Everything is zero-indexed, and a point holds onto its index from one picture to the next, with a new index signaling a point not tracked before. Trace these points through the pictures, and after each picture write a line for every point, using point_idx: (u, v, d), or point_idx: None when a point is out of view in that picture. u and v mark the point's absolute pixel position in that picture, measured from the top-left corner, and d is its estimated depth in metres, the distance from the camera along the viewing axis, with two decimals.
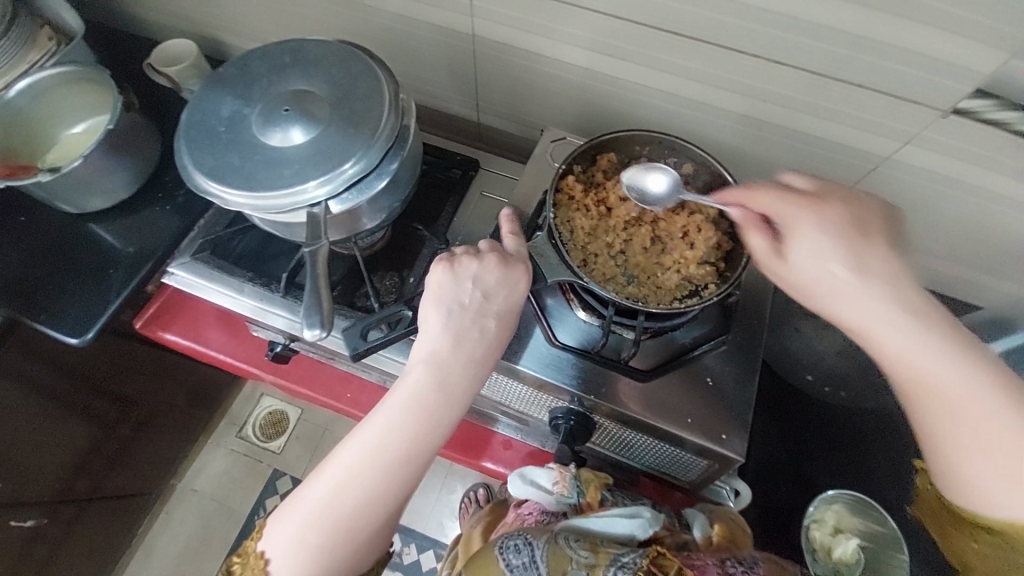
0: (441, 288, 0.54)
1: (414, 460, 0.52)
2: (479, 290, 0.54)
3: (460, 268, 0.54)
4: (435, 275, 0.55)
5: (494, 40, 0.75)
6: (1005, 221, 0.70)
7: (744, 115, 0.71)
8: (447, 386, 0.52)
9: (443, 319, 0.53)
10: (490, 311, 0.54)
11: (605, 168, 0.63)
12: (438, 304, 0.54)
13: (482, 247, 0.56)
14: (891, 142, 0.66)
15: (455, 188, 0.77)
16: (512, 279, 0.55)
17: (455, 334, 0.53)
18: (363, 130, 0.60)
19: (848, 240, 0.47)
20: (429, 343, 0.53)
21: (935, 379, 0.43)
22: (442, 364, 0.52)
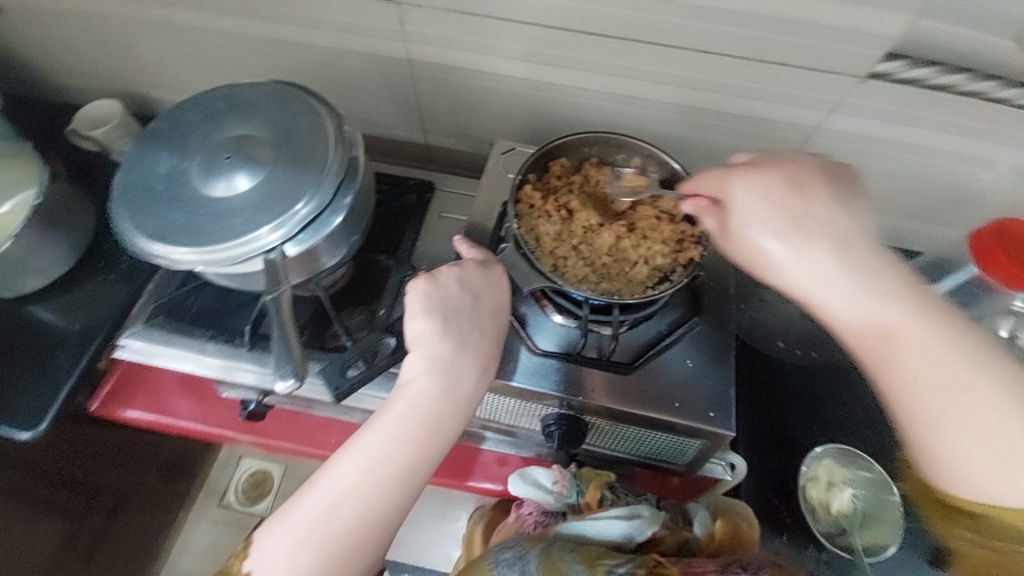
0: (429, 299, 0.54)
1: (415, 477, 0.51)
2: (469, 298, 0.55)
3: (444, 277, 0.55)
4: (420, 286, 0.54)
5: (431, 62, 0.75)
6: (935, 171, 0.75)
7: (682, 105, 0.73)
8: (447, 399, 0.52)
9: (436, 330, 0.53)
10: (480, 317, 0.55)
11: (558, 174, 0.65)
12: (430, 316, 0.53)
13: (464, 261, 0.57)
14: (820, 113, 0.70)
15: (412, 214, 0.77)
16: (494, 282, 0.56)
17: (449, 344, 0.53)
18: (310, 168, 0.59)
19: (808, 221, 0.52)
20: (424, 353, 0.53)
21: (904, 354, 0.49)
22: (440, 374, 0.52)
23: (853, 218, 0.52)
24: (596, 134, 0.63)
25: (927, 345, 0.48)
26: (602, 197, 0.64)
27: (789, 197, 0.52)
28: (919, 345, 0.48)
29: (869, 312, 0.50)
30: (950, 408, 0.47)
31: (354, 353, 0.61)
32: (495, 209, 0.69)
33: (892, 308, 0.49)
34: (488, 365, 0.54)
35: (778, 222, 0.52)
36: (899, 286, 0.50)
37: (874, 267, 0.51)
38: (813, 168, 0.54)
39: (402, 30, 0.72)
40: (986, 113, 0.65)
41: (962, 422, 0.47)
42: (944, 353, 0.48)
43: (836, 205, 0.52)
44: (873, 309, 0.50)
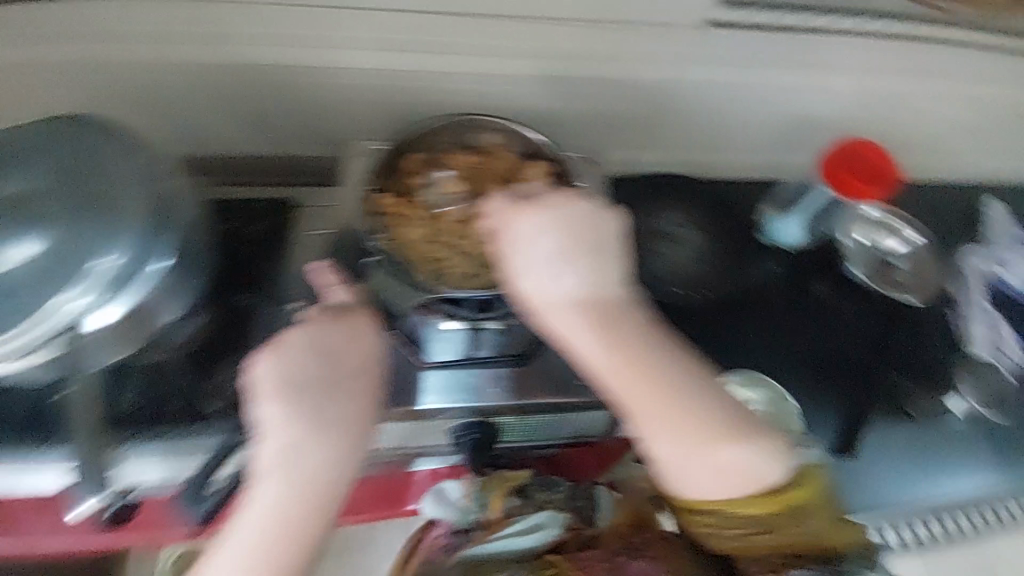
0: (276, 376, 0.51)
1: (299, 553, 0.50)
2: (322, 362, 0.52)
3: (287, 349, 0.51)
4: (262, 367, 0.51)
5: (265, 63, 0.68)
6: (772, 104, 0.83)
7: (538, 77, 0.72)
8: (318, 474, 0.51)
9: (291, 403, 0.51)
10: (340, 379, 0.52)
11: (415, 169, 0.60)
12: (281, 390, 0.51)
13: (312, 313, 0.54)
14: (663, 65, 0.75)
15: (272, 240, 0.69)
16: (350, 335, 0.53)
17: (308, 412, 0.51)
18: (115, 212, 0.50)
19: (575, 256, 0.52)
20: (282, 434, 0.51)
21: (646, 375, 0.52)
22: (304, 450, 0.51)
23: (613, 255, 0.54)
24: (447, 121, 0.61)
25: (660, 373, 0.52)
26: (468, 183, 0.60)
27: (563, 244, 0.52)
28: (655, 372, 0.52)
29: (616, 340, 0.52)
30: (677, 425, 0.52)
31: (239, 435, 0.55)
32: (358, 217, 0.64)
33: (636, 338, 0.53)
34: (358, 420, 0.52)
35: (547, 255, 0.52)
36: (643, 325, 0.54)
37: (624, 304, 0.54)
38: (595, 214, 0.53)
39: (231, 32, 0.66)
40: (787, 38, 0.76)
41: (681, 437, 0.52)
42: (671, 381, 0.52)
43: (599, 241, 0.53)
44: (620, 338, 0.52)
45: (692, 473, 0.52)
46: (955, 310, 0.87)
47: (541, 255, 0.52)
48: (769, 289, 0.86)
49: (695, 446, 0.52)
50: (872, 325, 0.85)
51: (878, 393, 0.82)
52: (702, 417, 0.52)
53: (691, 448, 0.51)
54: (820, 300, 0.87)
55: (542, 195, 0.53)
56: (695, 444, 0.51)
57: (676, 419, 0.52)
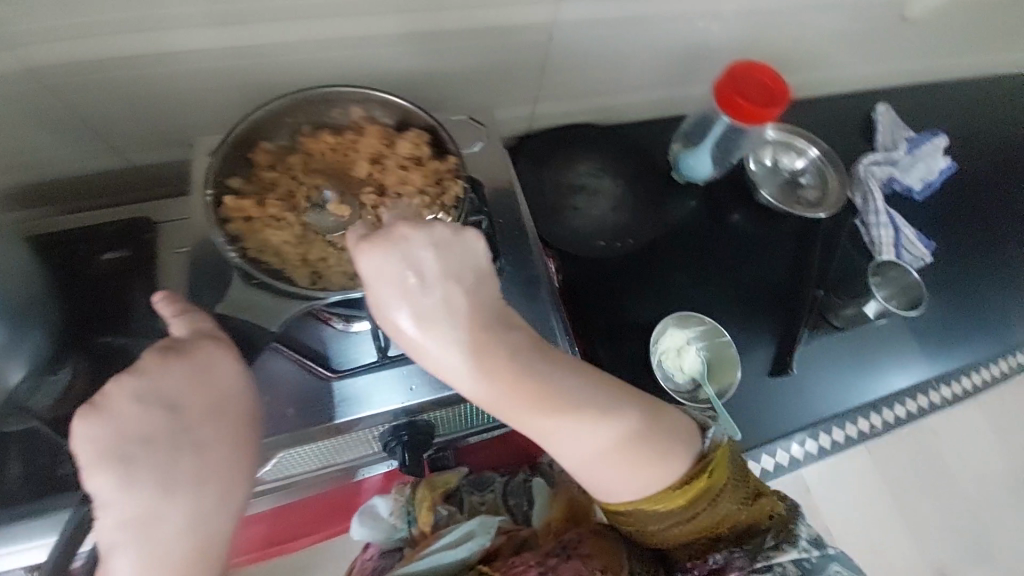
0: (102, 439, 0.37)
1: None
2: (163, 413, 0.38)
3: (113, 402, 0.37)
4: (82, 429, 0.37)
5: (64, 65, 0.55)
6: (672, 36, 0.78)
7: (408, 33, 0.63)
8: (177, 560, 0.38)
9: (122, 480, 0.36)
10: (195, 431, 0.39)
11: (268, 163, 0.53)
12: (108, 465, 0.36)
13: (146, 353, 0.40)
14: (550, 6, 0.66)
15: (136, 267, 0.60)
16: (202, 372, 0.40)
17: (150, 488, 0.37)
18: None
19: (433, 294, 0.41)
20: (116, 515, 0.36)
21: (538, 418, 0.43)
22: (152, 532, 0.37)
23: (480, 283, 0.43)
24: (291, 97, 0.53)
25: (561, 409, 0.43)
26: (337, 167, 0.55)
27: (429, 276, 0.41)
28: (549, 413, 0.43)
29: (499, 387, 0.42)
30: (583, 460, 0.44)
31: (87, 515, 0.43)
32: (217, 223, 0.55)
33: (521, 382, 0.42)
34: (231, 480, 0.40)
35: (399, 301, 0.41)
36: (545, 351, 0.44)
37: (503, 337, 0.43)
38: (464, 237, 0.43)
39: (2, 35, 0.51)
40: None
41: (593, 469, 0.45)
42: (572, 416, 0.43)
43: (459, 273, 0.42)
44: (505, 383, 0.42)
45: (612, 498, 0.47)
46: (862, 222, 0.91)
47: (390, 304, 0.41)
48: (688, 228, 0.86)
49: (608, 476, 0.45)
50: (789, 246, 0.87)
51: (807, 312, 0.83)
52: (610, 447, 0.44)
53: (605, 479, 0.45)
54: (737, 230, 0.88)
55: (386, 225, 0.42)
56: (608, 475, 0.45)
57: (583, 454, 0.44)
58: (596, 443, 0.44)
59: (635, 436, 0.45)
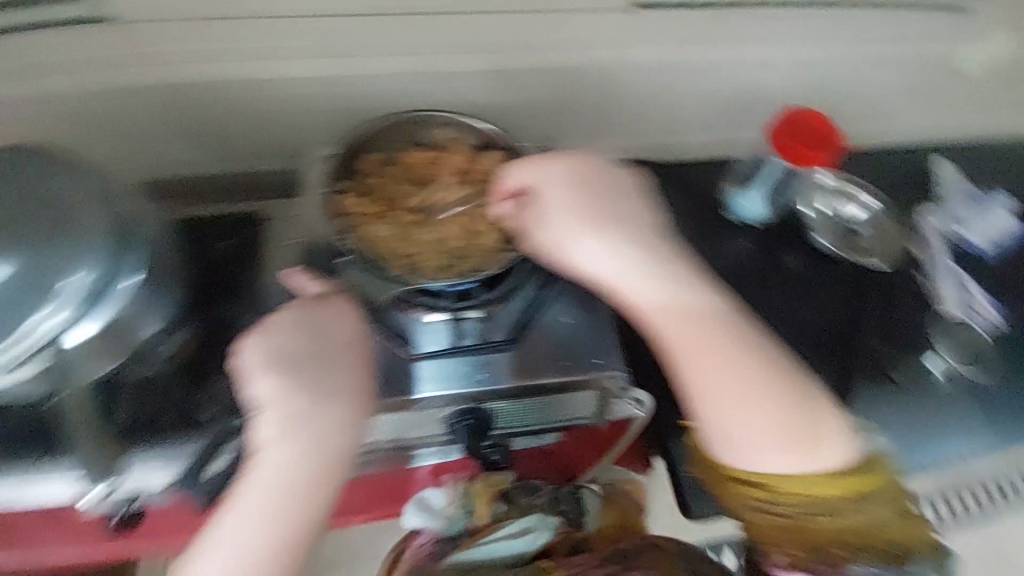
0: (272, 352, 0.51)
1: (297, 534, 0.49)
2: (313, 339, 0.52)
3: (277, 329, 0.52)
4: (256, 346, 0.51)
5: (206, 82, 0.68)
6: (720, 82, 0.84)
7: (492, 71, 0.73)
8: (317, 448, 0.50)
9: (283, 382, 0.50)
10: (334, 355, 0.52)
11: (371, 171, 0.62)
12: (273, 370, 0.50)
13: (297, 301, 0.54)
14: (610, 49, 0.75)
15: (247, 253, 0.70)
16: (335, 317, 0.53)
17: (306, 391, 0.51)
18: (71, 232, 0.49)
19: (609, 231, 0.55)
20: (282, 407, 0.50)
21: (686, 337, 0.54)
22: (306, 423, 0.50)
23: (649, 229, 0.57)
24: (394, 117, 0.62)
25: (702, 339, 0.54)
26: (425, 177, 0.63)
27: (591, 193, 0.56)
28: (693, 335, 0.54)
29: (660, 308, 0.55)
30: (714, 390, 0.53)
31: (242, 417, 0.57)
32: (315, 215, 0.62)
33: (681, 305, 0.55)
34: (357, 399, 0.53)
35: (583, 233, 0.55)
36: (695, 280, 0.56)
37: (650, 253, 0.55)
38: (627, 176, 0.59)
39: (160, 50, 0.65)
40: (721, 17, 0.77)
41: (724, 402, 0.53)
42: (717, 342, 0.54)
43: (633, 220, 0.56)
44: (664, 306, 0.55)
45: (735, 441, 0.53)
46: (921, 274, 0.86)
47: (572, 239, 0.55)
48: (746, 260, 0.85)
49: (741, 413, 0.53)
50: (845, 292, 0.84)
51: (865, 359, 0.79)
52: (749, 378, 0.53)
53: (735, 416, 0.53)
54: (795, 268, 0.86)
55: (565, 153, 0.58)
56: (739, 412, 0.53)
57: (720, 386, 0.53)
58: (736, 376, 0.53)
59: (771, 377, 0.54)
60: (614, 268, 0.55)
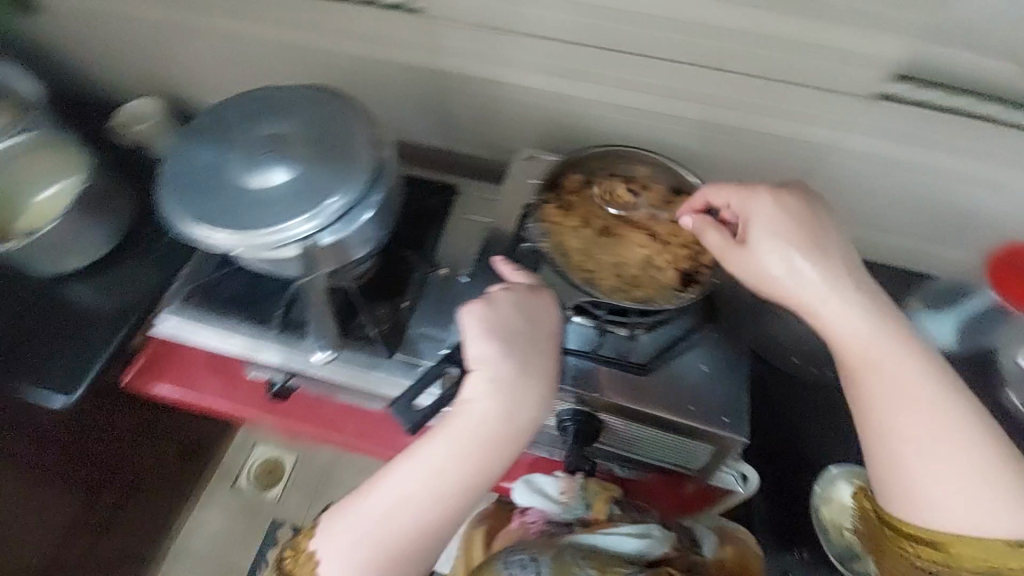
0: (490, 323, 0.56)
1: (473, 490, 0.55)
2: (527, 321, 0.57)
3: (498, 304, 0.57)
4: (476, 312, 0.56)
5: (457, 73, 0.82)
6: (950, 194, 0.76)
7: (702, 121, 0.77)
8: (507, 418, 0.55)
9: (497, 354, 0.55)
10: (540, 339, 0.57)
11: (572, 190, 0.71)
12: (491, 340, 0.55)
13: (514, 284, 0.59)
14: (832, 130, 0.73)
15: (437, 215, 0.82)
16: (545, 306, 0.58)
17: (511, 364, 0.55)
18: (344, 164, 0.63)
19: (819, 247, 0.55)
20: (489, 372, 0.55)
21: (880, 369, 0.53)
22: (504, 393, 0.54)
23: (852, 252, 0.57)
24: (603, 149, 0.70)
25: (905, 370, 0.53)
26: (614, 206, 0.70)
27: (802, 221, 0.56)
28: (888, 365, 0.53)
29: (865, 337, 0.54)
30: (907, 427, 0.52)
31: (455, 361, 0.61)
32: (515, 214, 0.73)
33: (884, 335, 0.54)
34: (548, 385, 0.57)
35: (789, 249, 0.55)
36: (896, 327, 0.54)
37: (856, 290, 0.55)
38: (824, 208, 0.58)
39: (430, 42, 0.79)
40: (981, 133, 0.68)
41: (915, 441, 0.51)
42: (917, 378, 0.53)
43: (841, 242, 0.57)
44: (870, 335, 0.54)
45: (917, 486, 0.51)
46: None
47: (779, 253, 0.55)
48: None
49: (930, 455, 0.51)
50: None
51: None
52: (944, 423, 0.51)
53: (922, 457, 0.51)
54: None
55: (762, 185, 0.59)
56: (928, 452, 0.51)
57: (914, 423, 0.52)
58: (928, 415, 0.52)
59: (964, 421, 0.52)
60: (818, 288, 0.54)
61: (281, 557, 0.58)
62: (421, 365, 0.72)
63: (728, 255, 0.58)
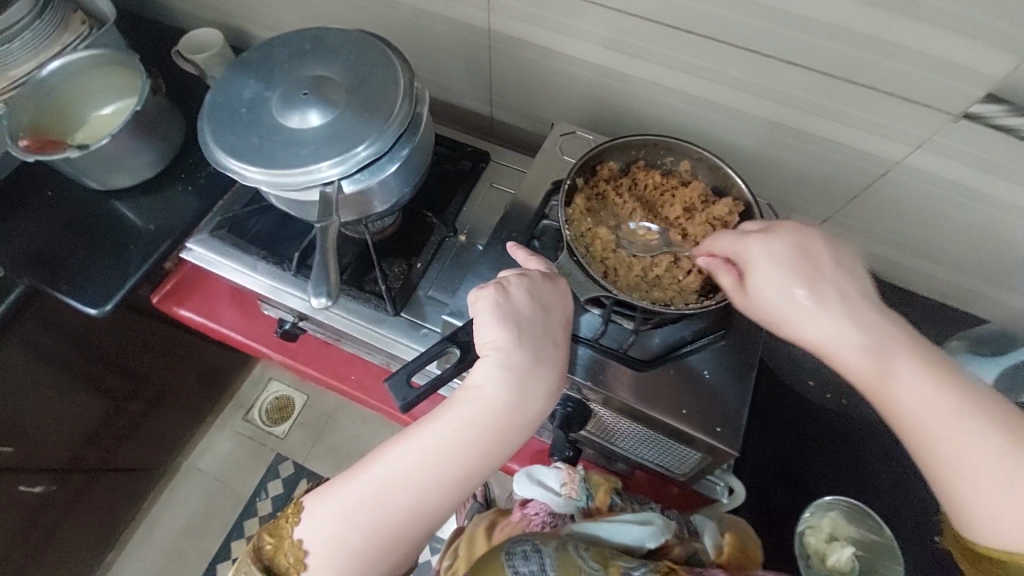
0: (503, 307, 0.53)
1: (472, 478, 0.52)
2: (542, 310, 0.54)
3: (513, 290, 0.54)
4: (489, 296, 0.54)
5: (507, 36, 0.78)
6: (1018, 232, 0.69)
7: (759, 117, 0.72)
8: (512, 407, 0.52)
9: (509, 342, 0.52)
10: (553, 330, 0.54)
11: (606, 176, 0.68)
12: (504, 327, 0.52)
13: (529, 271, 0.56)
14: (902, 146, 0.66)
15: (465, 180, 0.81)
16: (561, 296, 0.56)
17: (523, 353, 0.52)
18: (377, 114, 0.62)
19: (812, 266, 0.52)
20: (497, 359, 0.52)
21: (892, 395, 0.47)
22: (512, 382, 0.52)
23: (851, 268, 0.53)
24: (645, 138, 0.66)
25: (927, 393, 0.46)
26: (652, 202, 0.68)
27: (798, 255, 0.53)
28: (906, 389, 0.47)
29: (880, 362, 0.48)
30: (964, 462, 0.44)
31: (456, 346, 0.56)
32: (543, 192, 0.71)
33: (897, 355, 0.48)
34: (558, 376, 0.54)
35: (781, 275, 0.52)
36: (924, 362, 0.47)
37: (869, 331, 0.49)
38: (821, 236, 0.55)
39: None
40: None
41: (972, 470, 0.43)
42: (939, 398, 0.46)
43: (837, 256, 0.53)
44: (883, 357, 0.48)
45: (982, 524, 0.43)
46: None
47: (774, 278, 0.52)
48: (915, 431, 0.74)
49: (984, 480, 0.43)
50: None
51: None
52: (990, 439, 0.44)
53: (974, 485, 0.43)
54: None
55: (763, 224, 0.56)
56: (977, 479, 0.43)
57: (959, 450, 0.44)
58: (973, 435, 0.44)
59: (1010, 432, 0.43)
60: (816, 314, 0.50)
61: (259, 545, 0.55)
62: (423, 327, 0.72)
63: (734, 293, 0.54)
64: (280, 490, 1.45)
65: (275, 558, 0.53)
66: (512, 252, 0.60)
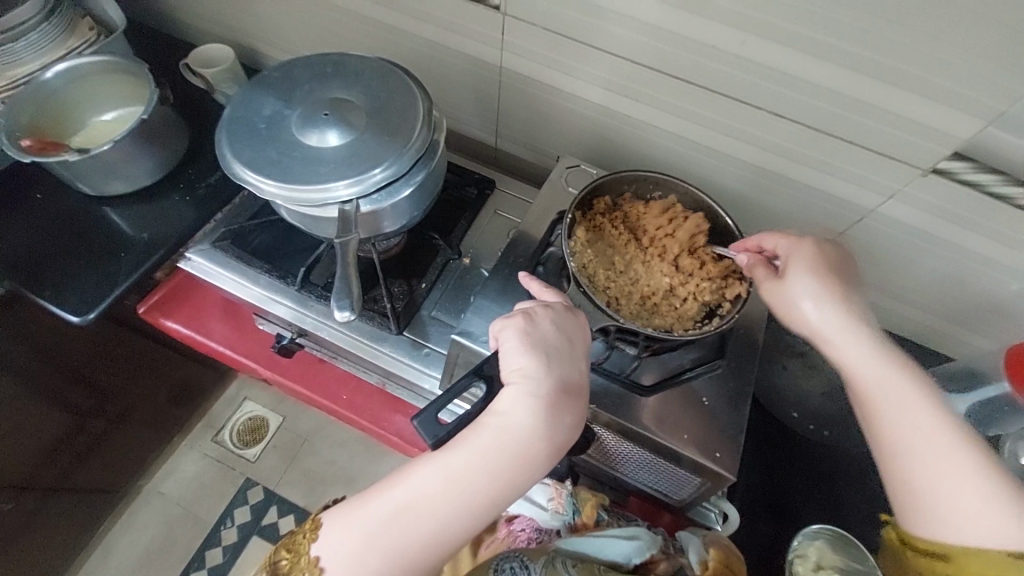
0: (531, 335, 0.54)
1: (494, 506, 0.52)
2: (568, 339, 0.56)
3: (539, 320, 0.56)
4: (517, 324, 0.55)
5: (518, 73, 0.83)
6: (979, 277, 0.76)
7: (750, 163, 0.77)
8: (538, 435, 0.52)
9: (538, 369, 0.53)
10: (578, 359, 0.56)
11: (601, 209, 0.71)
12: (531, 355, 0.54)
13: (554, 303, 0.58)
14: (878, 195, 0.73)
15: (471, 206, 0.84)
16: (583, 326, 0.58)
17: (549, 381, 0.53)
18: (396, 138, 0.64)
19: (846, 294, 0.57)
20: (525, 385, 0.53)
21: (893, 417, 0.52)
22: (540, 410, 0.53)
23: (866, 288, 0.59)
24: (636, 174, 0.71)
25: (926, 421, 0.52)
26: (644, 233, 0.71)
27: (831, 268, 0.58)
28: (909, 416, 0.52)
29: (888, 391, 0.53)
30: (925, 459, 0.50)
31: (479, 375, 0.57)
32: (546, 222, 0.73)
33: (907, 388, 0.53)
34: (581, 405, 0.55)
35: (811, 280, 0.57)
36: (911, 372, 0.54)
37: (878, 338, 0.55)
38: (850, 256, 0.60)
39: (499, 37, 0.79)
40: None
41: (950, 487, 0.49)
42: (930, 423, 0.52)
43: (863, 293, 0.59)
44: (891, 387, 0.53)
45: (940, 528, 0.50)
46: None
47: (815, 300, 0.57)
48: None
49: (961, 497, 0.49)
50: None
51: None
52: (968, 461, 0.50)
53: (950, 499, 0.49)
54: None
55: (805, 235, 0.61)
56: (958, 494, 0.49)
57: (924, 444, 0.51)
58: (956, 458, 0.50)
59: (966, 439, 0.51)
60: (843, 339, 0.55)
61: (276, 561, 0.55)
62: (426, 347, 0.73)
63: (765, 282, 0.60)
64: (247, 518, 1.38)
65: (291, 573, 0.53)
66: (528, 281, 0.62)
